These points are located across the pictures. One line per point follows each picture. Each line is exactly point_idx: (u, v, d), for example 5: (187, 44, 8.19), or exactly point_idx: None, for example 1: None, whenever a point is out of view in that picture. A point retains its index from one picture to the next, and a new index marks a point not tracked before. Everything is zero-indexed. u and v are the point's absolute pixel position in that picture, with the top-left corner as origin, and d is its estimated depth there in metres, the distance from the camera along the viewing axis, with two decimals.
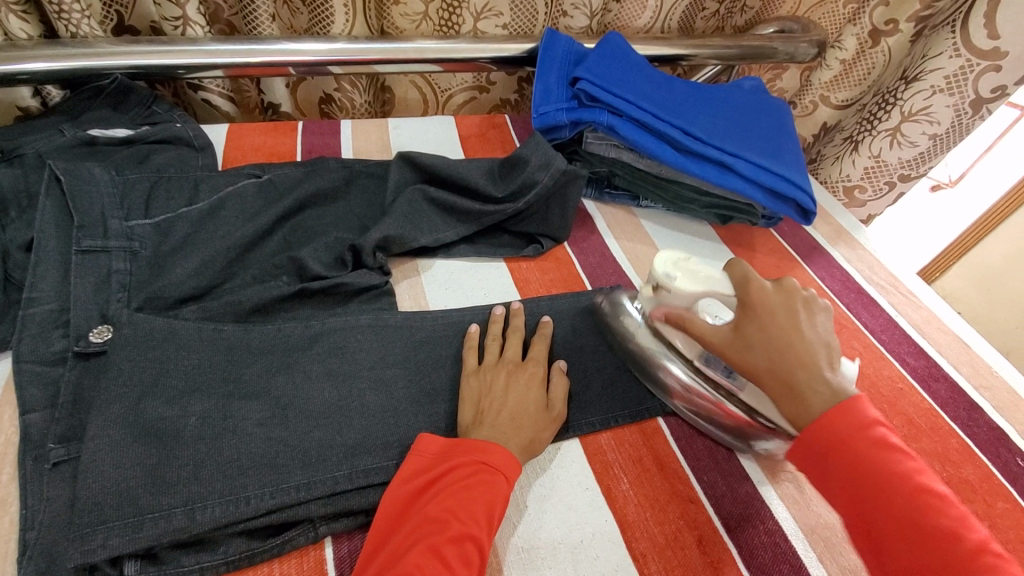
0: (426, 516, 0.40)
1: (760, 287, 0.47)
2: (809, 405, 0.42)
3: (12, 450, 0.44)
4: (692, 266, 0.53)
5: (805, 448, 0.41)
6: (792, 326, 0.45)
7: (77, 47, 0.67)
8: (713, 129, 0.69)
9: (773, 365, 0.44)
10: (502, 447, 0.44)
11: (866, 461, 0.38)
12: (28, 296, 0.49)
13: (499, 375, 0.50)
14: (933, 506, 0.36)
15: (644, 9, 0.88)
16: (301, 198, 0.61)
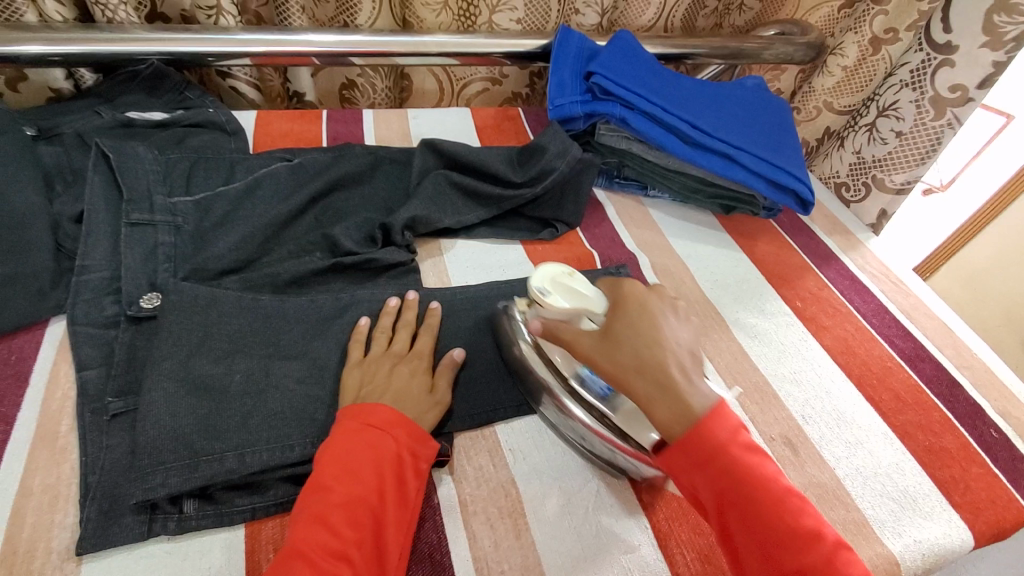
0: (312, 483, 0.41)
1: (632, 287, 0.49)
2: (674, 403, 0.43)
3: (69, 403, 0.47)
4: (570, 280, 0.51)
5: (687, 458, 0.41)
6: (657, 326, 0.47)
7: (114, 34, 0.71)
8: (718, 124, 0.74)
9: (638, 363, 0.45)
10: (388, 407, 0.45)
11: (737, 469, 0.40)
12: (82, 264, 0.52)
13: (383, 366, 0.49)
14: (797, 508, 0.40)
15: (648, 7, 0.92)
16: (330, 180, 0.65)
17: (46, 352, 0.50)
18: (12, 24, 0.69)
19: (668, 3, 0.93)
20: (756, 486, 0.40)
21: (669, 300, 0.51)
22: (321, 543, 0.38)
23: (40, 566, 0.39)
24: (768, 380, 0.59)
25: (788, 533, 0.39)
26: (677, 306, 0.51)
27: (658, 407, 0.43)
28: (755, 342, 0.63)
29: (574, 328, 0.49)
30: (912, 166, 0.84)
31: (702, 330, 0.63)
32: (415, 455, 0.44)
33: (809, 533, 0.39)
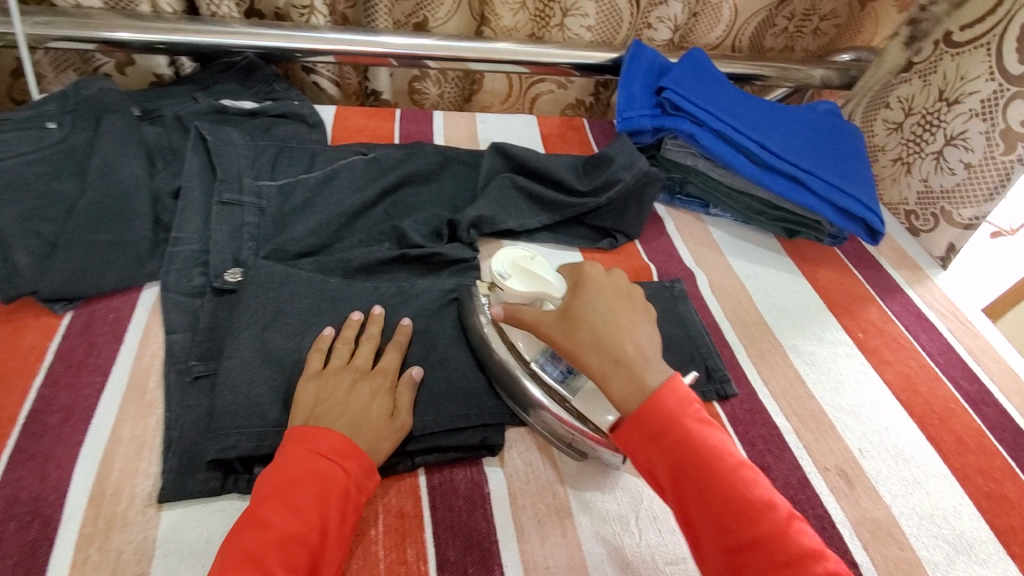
0: (253, 516, 0.39)
1: (592, 270, 0.52)
2: (626, 376, 0.45)
3: (156, 361, 0.51)
4: (528, 262, 0.53)
5: (639, 427, 0.43)
6: (613, 309, 0.49)
7: (217, 28, 0.77)
8: (787, 146, 0.73)
9: (596, 341, 0.47)
10: (335, 432, 0.43)
11: (687, 437, 0.42)
12: (176, 236, 0.57)
13: (341, 383, 0.47)
14: (748, 477, 0.41)
15: (716, 24, 0.93)
16: (402, 176, 0.68)
17: (141, 313, 0.54)
18: (129, 13, 0.76)
19: (739, 14, 0.92)
20: (708, 455, 0.41)
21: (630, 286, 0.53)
22: None
23: (125, 508, 0.42)
24: (824, 409, 0.58)
25: (742, 503, 0.39)
26: (636, 290, 0.53)
27: (611, 382, 0.45)
28: (813, 370, 0.62)
29: (534, 312, 0.50)
30: (981, 195, 0.75)
31: (758, 353, 0.62)
32: (361, 488, 0.42)
33: (761, 501, 0.39)
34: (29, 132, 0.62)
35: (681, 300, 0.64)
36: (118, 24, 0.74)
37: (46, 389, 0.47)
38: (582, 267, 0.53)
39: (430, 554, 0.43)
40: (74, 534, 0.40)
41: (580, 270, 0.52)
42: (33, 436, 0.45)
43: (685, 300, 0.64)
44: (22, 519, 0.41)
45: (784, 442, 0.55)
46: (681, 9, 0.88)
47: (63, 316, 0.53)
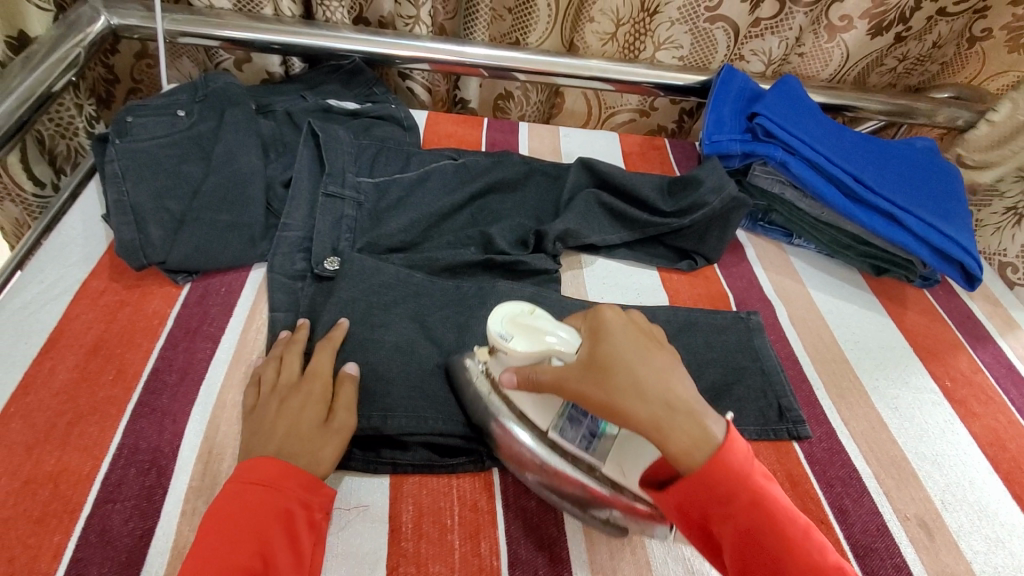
0: (195, 564, 0.37)
1: (607, 310, 0.44)
2: (682, 432, 0.39)
3: (260, 337, 0.55)
4: (528, 320, 0.44)
5: (707, 497, 0.38)
6: (642, 347, 0.42)
7: (330, 33, 0.82)
8: (882, 181, 0.72)
9: (642, 396, 0.40)
10: (271, 459, 0.42)
11: (759, 505, 0.38)
12: (285, 222, 0.61)
13: (272, 404, 0.47)
14: (812, 540, 0.39)
15: (823, 66, 0.92)
16: (489, 183, 0.70)
17: (249, 291, 0.59)
18: (252, 15, 0.82)
19: (849, 59, 0.91)
20: (779, 521, 0.38)
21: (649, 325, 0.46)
22: None
23: (227, 468, 0.46)
24: (905, 456, 0.56)
25: (813, 570, 0.37)
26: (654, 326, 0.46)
27: (669, 434, 0.39)
28: (896, 415, 0.59)
29: (553, 369, 0.43)
30: None
31: (837, 391, 0.61)
32: (308, 506, 0.41)
33: (830, 568, 0.38)
34: (162, 118, 0.67)
35: (756, 332, 0.63)
36: (242, 25, 0.80)
37: (166, 351, 0.52)
38: (600, 310, 0.44)
39: (503, 551, 0.44)
40: (184, 486, 0.44)
41: (603, 318, 0.43)
42: (154, 393, 0.49)
43: (760, 332, 0.63)
44: (142, 466, 0.45)
45: (864, 487, 0.53)
46: (777, 43, 0.89)
47: (183, 286, 0.58)
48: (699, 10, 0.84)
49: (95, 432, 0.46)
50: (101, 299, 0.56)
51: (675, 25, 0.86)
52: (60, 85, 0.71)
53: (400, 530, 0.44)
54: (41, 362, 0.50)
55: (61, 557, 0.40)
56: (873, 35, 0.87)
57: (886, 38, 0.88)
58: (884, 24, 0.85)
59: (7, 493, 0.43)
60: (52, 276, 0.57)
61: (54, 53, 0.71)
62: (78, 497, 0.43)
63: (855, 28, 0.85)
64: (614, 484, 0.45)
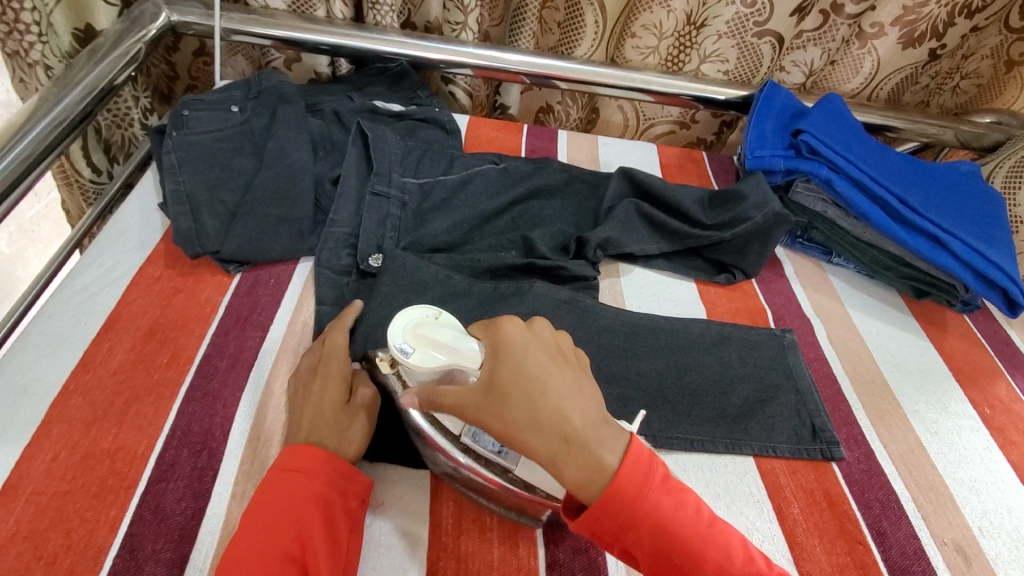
0: (241, 545, 0.38)
1: (510, 328, 0.42)
2: (581, 461, 0.38)
3: (307, 329, 0.57)
4: (425, 332, 0.43)
5: (612, 525, 0.38)
6: (544, 370, 0.40)
7: (380, 37, 0.84)
8: (926, 203, 0.71)
9: (534, 423, 0.38)
10: (310, 448, 0.43)
11: (663, 523, 0.38)
12: (333, 218, 0.63)
13: (302, 395, 0.48)
14: (721, 538, 0.39)
15: (856, 75, 0.90)
16: (531, 189, 0.71)
17: (296, 283, 0.60)
18: (305, 16, 0.84)
19: (880, 69, 0.89)
20: (684, 533, 0.38)
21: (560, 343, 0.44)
22: None
23: (274, 454, 0.47)
24: (944, 480, 0.55)
25: (722, 571, 0.38)
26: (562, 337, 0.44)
27: (565, 466, 0.38)
28: (934, 439, 0.59)
29: (457, 388, 0.41)
30: None
31: (876, 412, 0.60)
32: (344, 493, 0.42)
33: (739, 564, 0.38)
34: (217, 112, 0.69)
35: (793, 349, 0.63)
36: (296, 26, 0.83)
37: (218, 338, 0.54)
38: (502, 327, 0.42)
39: (541, 552, 0.45)
40: (234, 470, 0.46)
41: (506, 335, 0.41)
42: (206, 377, 0.51)
43: (796, 349, 0.63)
44: (194, 447, 0.46)
45: (902, 510, 0.52)
46: (819, 54, 0.89)
47: (234, 276, 0.60)
48: (747, 24, 0.85)
49: (150, 412, 0.48)
50: (157, 285, 0.58)
51: (722, 38, 0.87)
52: (122, 78, 0.73)
53: (441, 525, 0.45)
54: (100, 342, 0.52)
55: (117, 531, 0.42)
56: (905, 45, 0.86)
57: (919, 51, 0.87)
58: (916, 34, 0.84)
59: (68, 466, 0.44)
60: (111, 260, 0.59)
61: (119, 48, 0.74)
62: (134, 474, 0.44)
63: (887, 36, 0.84)
64: (529, 484, 0.43)
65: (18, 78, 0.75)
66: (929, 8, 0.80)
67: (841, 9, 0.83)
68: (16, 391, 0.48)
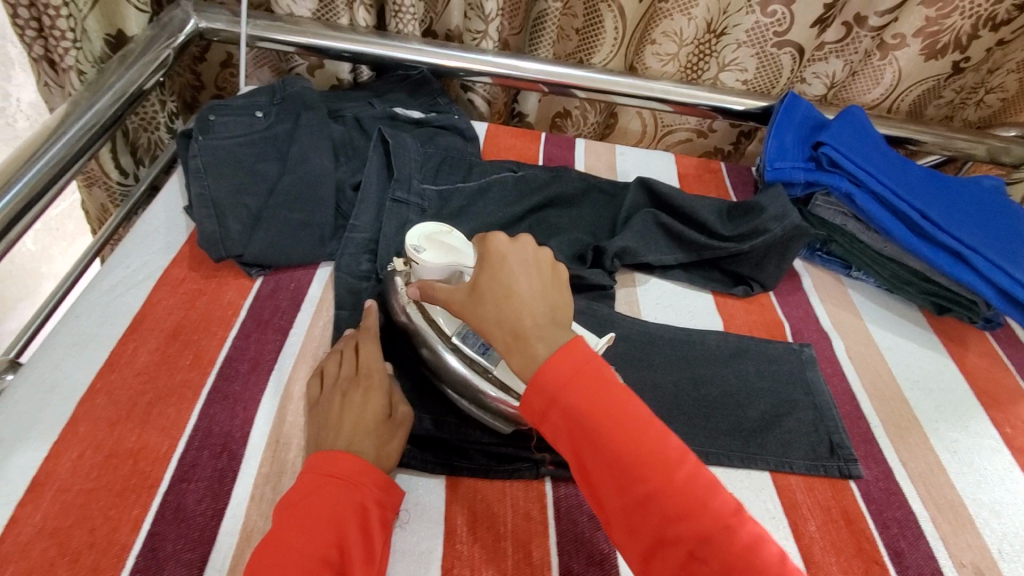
0: (277, 546, 0.39)
1: (495, 240, 0.46)
2: (525, 354, 0.41)
3: (326, 333, 0.58)
4: (441, 237, 0.51)
5: (543, 396, 0.39)
6: (515, 279, 0.44)
7: (401, 45, 0.85)
8: (949, 218, 0.70)
9: (497, 319, 0.43)
10: (353, 457, 0.44)
11: (589, 402, 0.38)
12: (353, 224, 0.64)
13: (330, 402, 0.49)
14: (653, 437, 0.38)
15: (875, 85, 0.90)
16: (549, 197, 0.71)
17: (316, 288, 0.61)
18: (329, 23, 0.86)
19: (902, 80, 0.88)
20: (609, 415, 0.38)
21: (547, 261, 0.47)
22: None
23: (293, 457, 0.48)
24: (963, 501, 0.54)
25: (647, 464, 0.37)
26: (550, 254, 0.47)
27: (514, 355, 0.42)
28: (955, 458, 0.58)
29: (447, 289, 0.47)
30: None
31: (895, 430, 0.59)
32: (381, 505, 0.43)
33: (667, 461, 0.37)
34: (241, 118, 0.70)
35: (811, 364, 0.62)
36: (320, 33, 0.84)
37: (239, 340, 0.55)
38: (489, 239, 0.46)
39: (555, 562, 0.45)
40: (254, 472, 0.46)
41: (489, 245, 0.46)
42: (227, 379, 0.52)
43: (814, 364, 0.62)
44: (215, 449, 0.47)
45: (920, 530, 0.52)
46: (841, 66, 0.88)
47: (256, 280, 0.61)
48: (767, 34, 0.84)
49: (173, 412, 0.49)
50: (181, 287, 0.59)
51: (741, 47, 0.87)
52: (150, 84, 0.75)
53: (455, 532, 0.45)
54: (125, 342, 0.53)
55: (139, 529, 0.43)
56: (927, 57, 0.85)
57: (942, 64, 0.86)
58: (938, 46, 0.83)
59: (92, 464, 0.45)
60: (137, 261, 0.60)
61: (148, 54, 0.76)
62: (156, 474, 0.45)
63: (908, 47, 0.84)
64: (506, 387, 0.48)
65: (44, 82, 0.78)
66: (951, 20, 0.79)
67: (864, 21, 0.83)
68: (44, 389, 0.49)
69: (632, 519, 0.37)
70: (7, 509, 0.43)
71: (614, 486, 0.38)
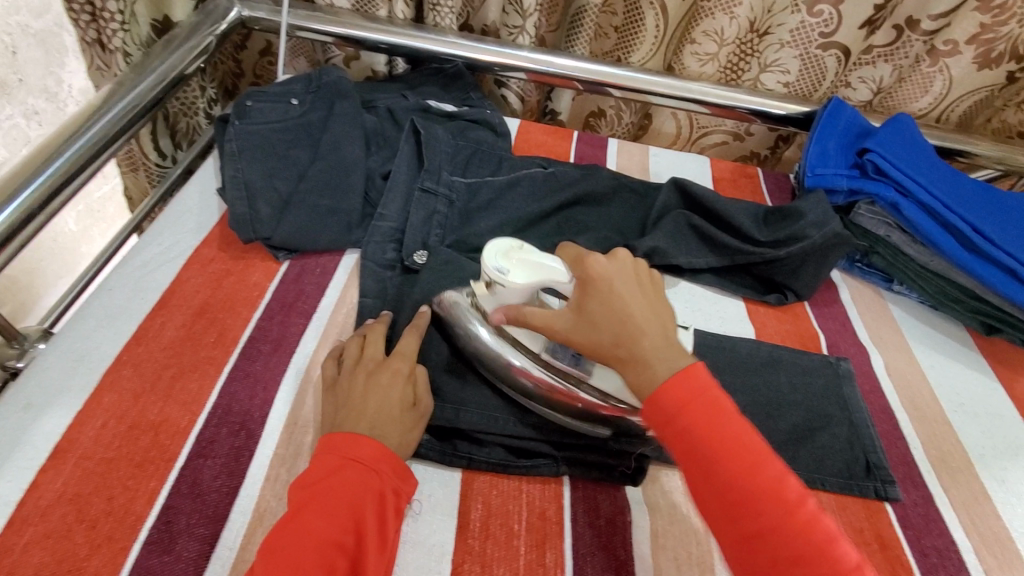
0: (294, 528, 0.38)
1: (595, 261, 0.45)
2: (651, 371, 0.40)
3: (349, 321, 0.57)
4: (522, 254, 0.46)
5: (662, 411, 0.39)
6: (623, 300, 0.43)
7: (437, 38, 0.85)
8: (1004, 233, 0.66)
9: (615, 338, 0.42)
10: (375, 441, 0.43)
11: (703, 426, 0.38)
12: (381, 213, 0.64)
13: (357, 382, 0.47)
14: (770, 474, 0.37)
15: (924, 94, 0.86)
16: (579, 194, 0.70)
17: (341, 274, 0.61)
18: (368, 15, 0.86)
19: (951, 89, 0.84)
20: (726, 442, 0.38)
21: (642, 274, 0.46)
22: None
23: (310, 441, 0.48)
24: (1011, 535, 0.51)
25: (765, 495, 0.37)
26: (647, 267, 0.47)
27: (637, 377, 0.41)
28: (1003, 489, 0.54)
29: (545, 311, 0.45)
30: None
31: (937, 454, 0.56)
32: (397, 493, 0.42)
33: (784, 496, 0.36)
34: (278, 104, 0.71)
35: (848, 380, 0.59)
36: (358, 25, 0.84)
37: (263, 322, 0.55)
38: (591, 260, 0.45)
39: (568, 564, 0.43)
40: (270, 453, 0.46)
41: (592, 263, 0.45)
42: (249, 358, 0.52)
43: (851, 380, 0.59)
44: (233, 427, 0.47)
45: (962, 561, 0.48)
46: (890, 71, 0.85)
47: (282, 263, 0.62)
48: (812, 35, 0.82)
49: (194, 388, 0.49)
50: (209, 266, 0.59)
51: (784, 48, 0.84)
52: (192, 68, 0.77)
53: (468, 526, 0.44)
54: (153, 317, 0.54)
55: (155, 502, 0.43)
56: (979, 66, 0.81)
57: (995, 73, 0.81)
58: (992, 55, 0.79)
59: (115, 434, 0.46)
60: (169, 239, 0.61)
61: (192, 40, 0.77)
62: (175, 449, 0.46)
63: (962, 54, 0.79)
64: (612, 397, 0.48)
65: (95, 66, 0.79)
66: (1008, 27, 0.76)
67: (917, 25, 0.79)
68: (74, 358, 0.50)
69: (747, 553, 0.36)
70: (32, 473, 0.43)
71: (732, 522, 0.37)
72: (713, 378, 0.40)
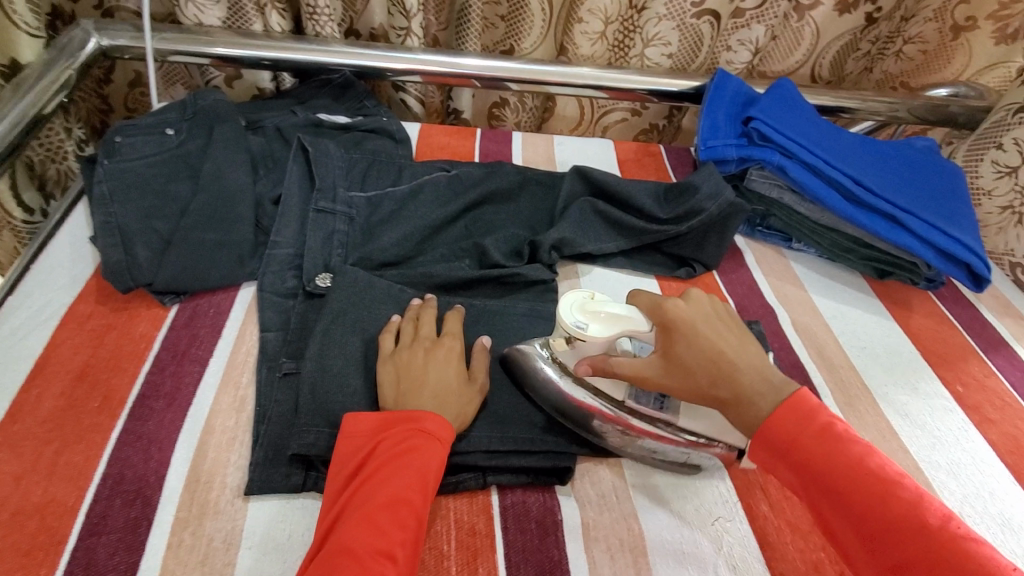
0: (365, 485, 0.41)
1: (675, 305, 0.47)
2: (754, 408, 0.43)
3: (250, 360, 0.54)
4: (600, 305, 0.49)
5: (771, 445, 0.42)
6: (711, 341, 0.46)
7: (319, 47, 0.81)
8: (882, 182, 0.71)
9: (713, 379, 0.45)
10: (436, 414, 0.45)
11: (818, 457, 0.40)
12: (274, 240, 0.60)
13: (415, 356, 0.49)
14: (897, 494, 0.38)
15: (796, 49, 0.91)
16: (483, 194, 0.69)
17: (237, 311, 0.58)
18: (241, 31, 0.81)
19: (820, 36, 0.89)
20: (848, 468, 0.39)
21: (718, 310, 0.49)
22: (368, 543, 0.38)
23: (217, 496, 0.45)
24: (918, 465, 0.54)
25: (896, 519, 0.37)
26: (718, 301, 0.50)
27: (739, 416, 0.44)
28: (906, 422, 0.58)
29: (631, 360, 0.47)
30: None
31: (846, 399, 0.59)
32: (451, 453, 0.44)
33: (919, 516, 0.37)
34: (151, 137, 0.66)
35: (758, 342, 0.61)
36: (232, 42, 0.79)
37: (154, 375, 0.51)
38: (669, 303, 0.48)
39: None
40: (171, 517, 0.43)
41: (672, 308, 0.47)
42: (141, 419, 0.48)
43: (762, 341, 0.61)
44: (127, 497, 0.43)
45: None
46: (763, 31, 0.87)
47: (170, 308, 0.57)
48: (686, 6, 0.84)
49: (80, 460, 0.45)
50: (88, 324, 0.54)
51: (663, 21, 0.85)
52: (52, 107, 0.70)
53: None
54: (26, 389, 0.49)
55: None
56: (840, 11, 0.86)
57: (856, 16, 0.87)
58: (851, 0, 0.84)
59: None
60: (39, 301, 0.56)
61: (46, 77, 0.70)
62: (64, 530, 0.41)
63: (822, 5, 0.85)
64: (689, 433, 0.49)
65: None
66: None
67: None
68: None
69: None
70: None
71: (859, 545, 0.38)
72: (820, 402, 0.43)
